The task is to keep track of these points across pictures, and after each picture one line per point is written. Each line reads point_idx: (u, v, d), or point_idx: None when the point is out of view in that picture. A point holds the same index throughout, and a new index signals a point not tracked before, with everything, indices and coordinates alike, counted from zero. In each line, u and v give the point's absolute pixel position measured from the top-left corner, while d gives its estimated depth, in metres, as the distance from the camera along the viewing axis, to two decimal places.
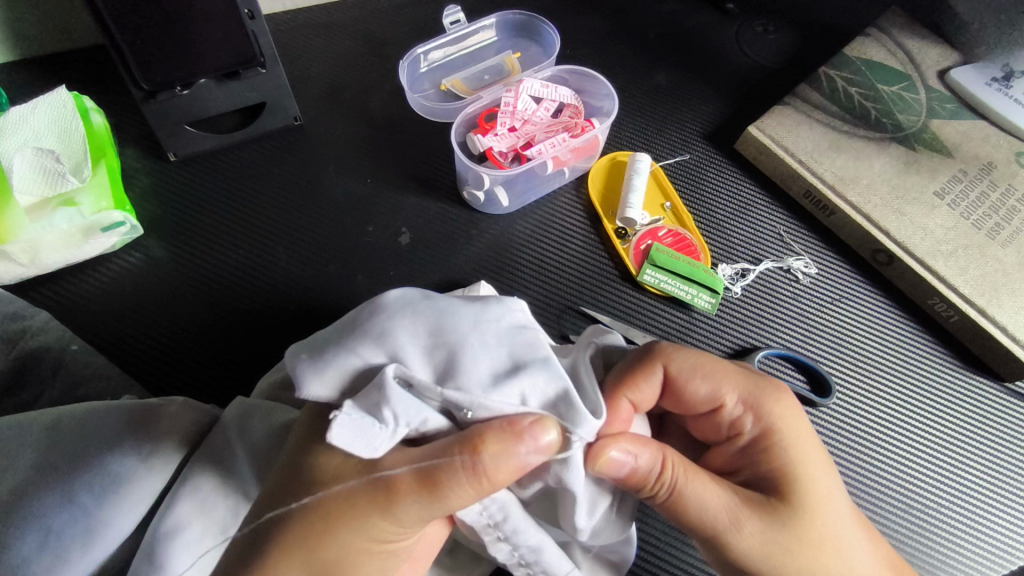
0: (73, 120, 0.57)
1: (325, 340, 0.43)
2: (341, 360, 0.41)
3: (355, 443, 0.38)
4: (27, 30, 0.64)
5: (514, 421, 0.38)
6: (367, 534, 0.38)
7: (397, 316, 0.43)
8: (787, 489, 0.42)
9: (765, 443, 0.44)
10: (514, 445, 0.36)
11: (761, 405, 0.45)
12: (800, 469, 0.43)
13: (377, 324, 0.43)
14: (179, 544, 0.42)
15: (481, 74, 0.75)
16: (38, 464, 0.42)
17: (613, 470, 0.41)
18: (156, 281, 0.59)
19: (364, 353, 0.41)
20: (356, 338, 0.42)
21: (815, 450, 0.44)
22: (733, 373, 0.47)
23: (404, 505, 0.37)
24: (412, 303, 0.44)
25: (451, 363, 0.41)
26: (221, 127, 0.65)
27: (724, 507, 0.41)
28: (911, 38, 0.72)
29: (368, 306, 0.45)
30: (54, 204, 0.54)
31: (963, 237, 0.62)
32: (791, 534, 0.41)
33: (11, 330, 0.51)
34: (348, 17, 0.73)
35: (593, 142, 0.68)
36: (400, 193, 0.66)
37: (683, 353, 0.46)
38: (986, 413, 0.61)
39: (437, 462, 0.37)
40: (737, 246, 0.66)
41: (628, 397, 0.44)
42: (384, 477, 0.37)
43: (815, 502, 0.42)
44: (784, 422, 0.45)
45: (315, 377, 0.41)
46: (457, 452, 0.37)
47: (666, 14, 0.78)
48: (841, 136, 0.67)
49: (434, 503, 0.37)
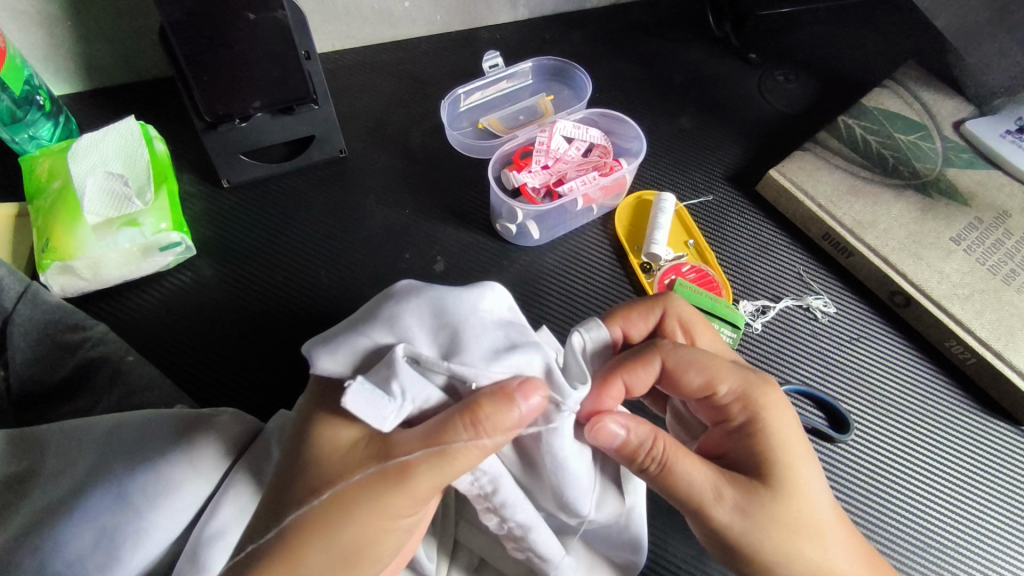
0: (139, 147, 0.62)
1: (346, 324, 0.46)
2: (353, 341, 0.43)
3: (367, 414, 0.39)
4: (101, 66, 0.69)
5: (504, 386, 0.40)
6: (382, 510, 0.39)
7: (408, 301, 0.45)
8: (771, 471, 0.43)
9: (749, 431, 0.44)
10: (507, 408, 0.38)
11: (752, 397, 0.45)
12: (786, 456, 0.43)
13: (387, 310, 0.45)
14: (220, 547, 0.44)
15: (515, 114, 0.79)
16: (97, 465, 0.45)
17: (607, 440, 0.44)
18: (203, 298, 0.63)
19: (375, 334, 0.44)
20: (368, 322, 0.45)
21: (798, 442, 0.44)
22: (728, 366, 0.47)
23: (416, 478, 0.39)
24: (422, 289, 0.47)
25: (454, 343, 0.43)
26: (271, 157, 0.69)
27: (709, 481, 0.42)
28: (927, 90, 0.75)
29: (378, 299, 0.48)
30: (119, 224, 0.58)
31: (979, 282, 0.64)
32: (772, 513, 0.41)
33: (72, 340, 0.54)
34: (393, 58, 0.78)
35: (621, 181, 0.71)
36: (436, 223, 0.69)
37: (681, 347, 0.48)
38: (1003, 455, 0.62)
39: (439, 431, 0.39)
40: (759, 283, 0.69)
41: (625, 378, 0.47)
42: (396, 456, 0.39)
43: (801, 488, 0.43)
44: (771, 412, 0.45)
45: (329, 355, 0.43)
46: (458, 419, 0.38)
47: (690, 62, 0.82)
48: (859, 181, 0.70)
49: (444, 467, 0.39)
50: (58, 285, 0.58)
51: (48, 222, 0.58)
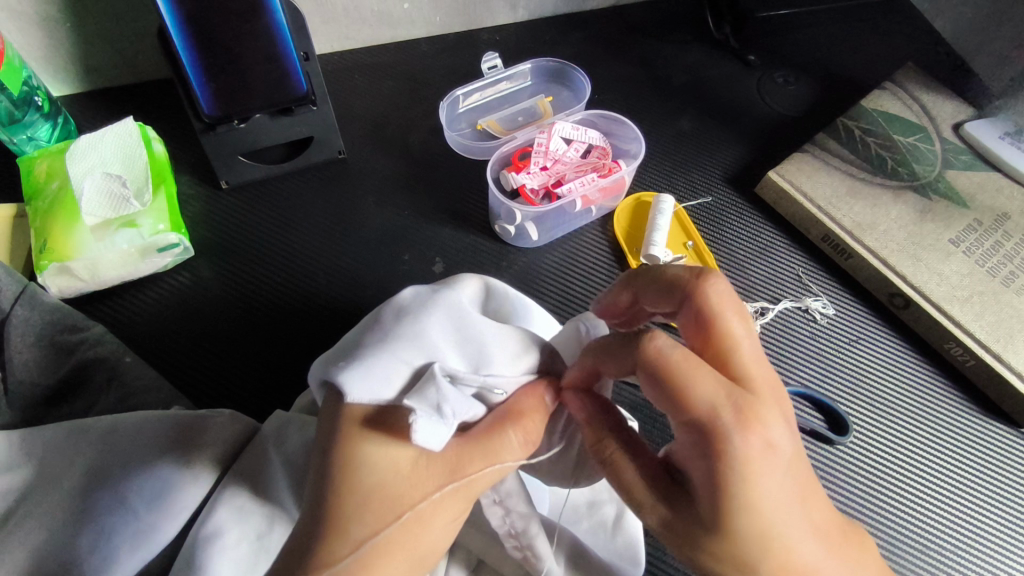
0: (137, 149, 0.62)
1: (360, 350, 0.43)
2: (391, 366, 0.42)
3: (429, 443, 0.38)
4: (100, 67, 0.69)
5: (537, 390, 0.45)
6: (449, 517, 0.39)
7: (425, 319, 0.46)
8: (708, 508, 0.34)
9: (699, 462, 0.35)
10: (542, 413, 0.44)
11: (706, 437, 0.34)
12: (734, 497, 0.34)
13: (411, 328, 0.45)
14: (217, 548, 0.43)
15: (514, 115, 0.79)
16: (96, 466, 0.45)
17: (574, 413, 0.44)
18: (201, 299, 0.63)
19: (408, 356, 0.43)
20: (395, 343, 0.44)
21: (759, 492, 0.33)
22: (701, 388, 0.35)
23: (477, 485, 0.40)
24: (430, 305, 0.47)
25: (480, 354, 0.46)
26: (269, 158, 0.69)
27: (636, 484, 0.39)
28: (926, 92, 0.75)
29: (385, 315, 0.47)
30: (116, 225, 0.58)
31: (978, 284, 0.64)
32: (695, 546, 0.35)
33: (70, 341, 0.54)
34: (391, 59, 0.78)
35: (620, 183, 0.71)
36: (435, 224, 0.69)
37: (659, 350, 0.36)
38: (1002, 458, 0.62)
39: (492, 439, 0.40)
40: (758, 285, 0.69)
41: (599, 366, 0.42)
42: (458, 464, 0.39)
43: (742, 532, 0.34)
44: (732, 458, 0.33)
45: (363, 381, 0.41)
46: (508, 428, 0.41)
47: (690, 64, 0.82)
48: (858, 183, 0.70)
49: (499, 472, 0.40)
50: (56, 285, 0.57)
51: (46, 223, 0.58)
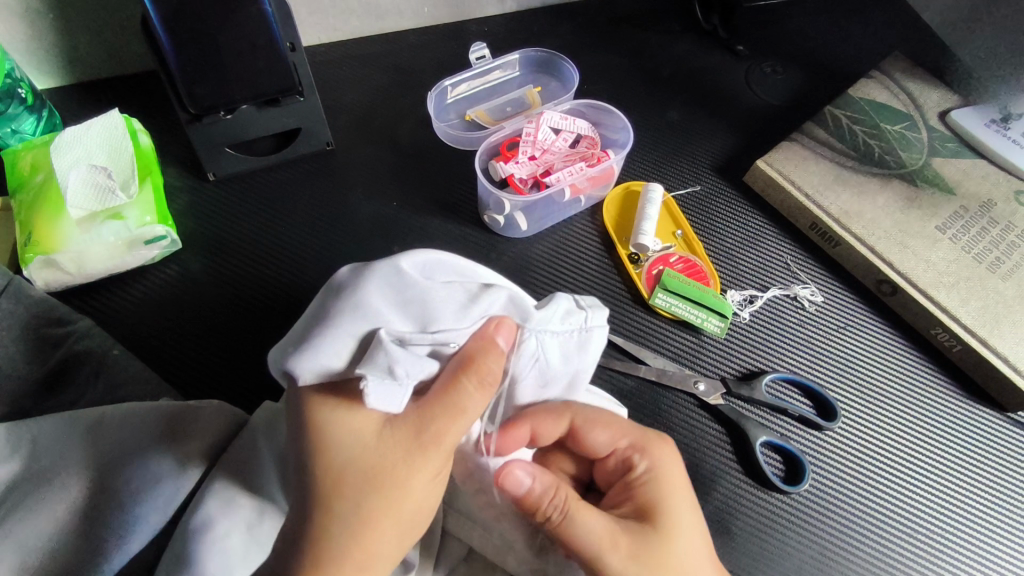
0: (123, 140, 0.61)
1: (305, 332, 0.42)
2: (336, 340, 0.41)
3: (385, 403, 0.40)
4: (85, 59, 0.69)
5: (483, 333, 0.44)
6: (426, 471, 0.40)
7: (363, 288, 0.44)
8: None
9: None
10: (497, 359, 0.43)
11: None
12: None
13: (351, 298, 0.43)
14: (210, 539, 0.44)
15: (503, 106, 0.79)
16: (79, 460, 0.44)
17: None
18: (188, 292, 0.62)
19: (352, 328, 0.42)
20: (337, 316, 0.42)
21: None
22: None
23: (443, 435, 0.40)
24: (365, 276, 0.44)
25: (425, 312, 0.44)
26: (259, 150, 0.69)
27: None
28: (913, 81, 0.75)
29: (325, 290, 0.45)
30: (102, 217, 0.57)
31: (964, 270, 0.65)
32: None
33: (56, 334, 0.53)
34: (380, 51, 0.78)
35: (609, 172, 0.70)
36: (424, 216, 0.69)
37: None
38: (988, 441, 0.63)
39: (445, 391, 0.41)
40: (747, 273, 0.69)
41: None
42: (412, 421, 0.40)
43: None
44: None
45: (307, 361, 0.40)
46: (463, 377, 0.41)
47: (678, 54, 0.82)
48: (846, 171, 0.70)
49: (461, 419, 0.41)
50: (42, 278, 0.57)
51: (31, 216, 0.57)
